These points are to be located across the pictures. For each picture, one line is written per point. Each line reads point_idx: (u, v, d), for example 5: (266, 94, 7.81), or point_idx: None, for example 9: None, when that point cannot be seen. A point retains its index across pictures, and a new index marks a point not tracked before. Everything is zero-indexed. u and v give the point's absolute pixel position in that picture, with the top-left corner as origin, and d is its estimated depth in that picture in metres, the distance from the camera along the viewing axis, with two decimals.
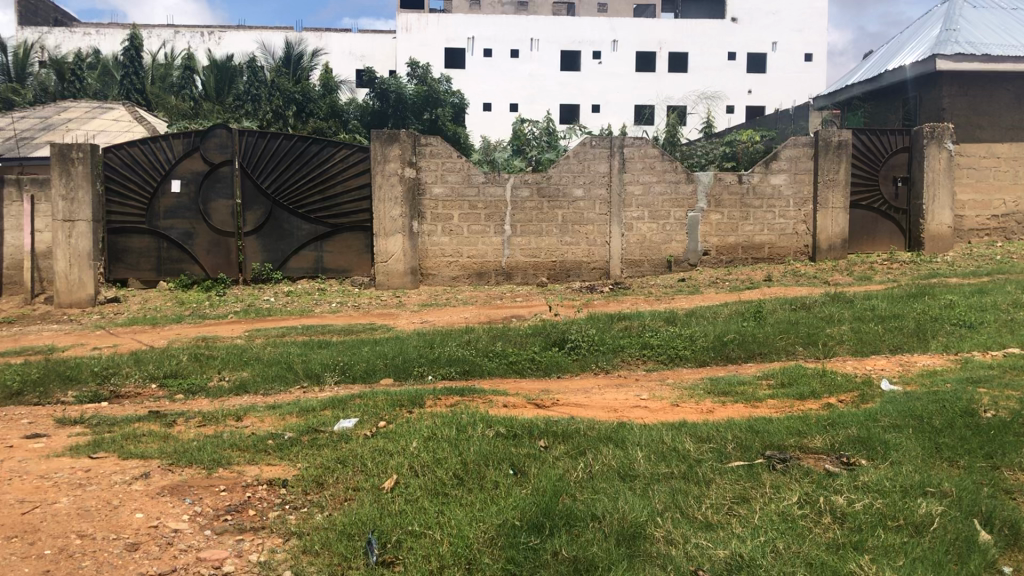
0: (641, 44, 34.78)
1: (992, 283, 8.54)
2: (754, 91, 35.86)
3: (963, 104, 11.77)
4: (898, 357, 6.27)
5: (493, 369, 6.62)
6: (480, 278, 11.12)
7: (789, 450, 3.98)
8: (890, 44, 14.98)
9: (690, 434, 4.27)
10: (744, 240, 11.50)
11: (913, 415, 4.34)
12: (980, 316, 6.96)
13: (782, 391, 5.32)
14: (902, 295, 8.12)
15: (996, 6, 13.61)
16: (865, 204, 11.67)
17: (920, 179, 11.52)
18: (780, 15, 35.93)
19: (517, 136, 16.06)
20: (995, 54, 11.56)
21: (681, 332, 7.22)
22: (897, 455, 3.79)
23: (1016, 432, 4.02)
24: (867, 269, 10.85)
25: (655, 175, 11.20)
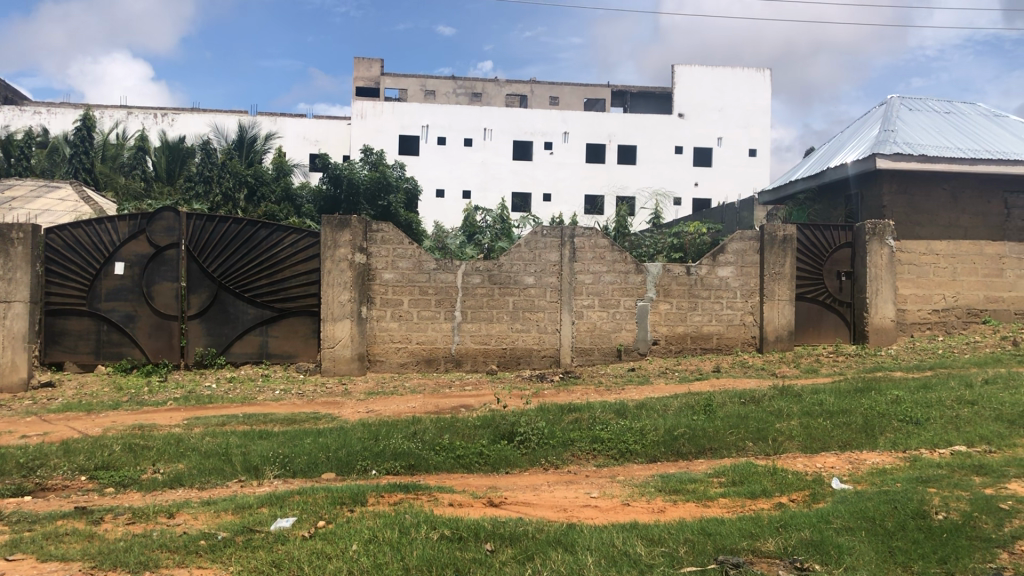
0: (592, 136, 35.53)
1: (936, 378, 8.62)
2: (701, 183, 36.76)
3: (902, 202, 12.12)
4: (848, 455, 6.23)
5: (439, 464, 6.44)
6: (428, 365, 10.94)
7: (741, 554, 3.88)
8: (832, 142, 15.50)
9: (641, 536, 4.15)
10: (693, 330, 11.55)
11: (864, 517, 4.27)
12: (927, 413, 6.97)
13: (733, 489, 5.23)
14: (849, 390, 8.14)
15: (929, 109, 14.21)
16: (810, 296, 11.83)
17: (862, 274, 11.75)
18: (725, 111, 37.39)
19: (469, 224, 16.11)
20: (931, 154, 11.99)
21: (631, 425, 7.12)
22: (850, 561, 3.71)
23: (968, 536, 3.97)
24: (813, 361, 10.94)
25: (605, 265, 11.27)
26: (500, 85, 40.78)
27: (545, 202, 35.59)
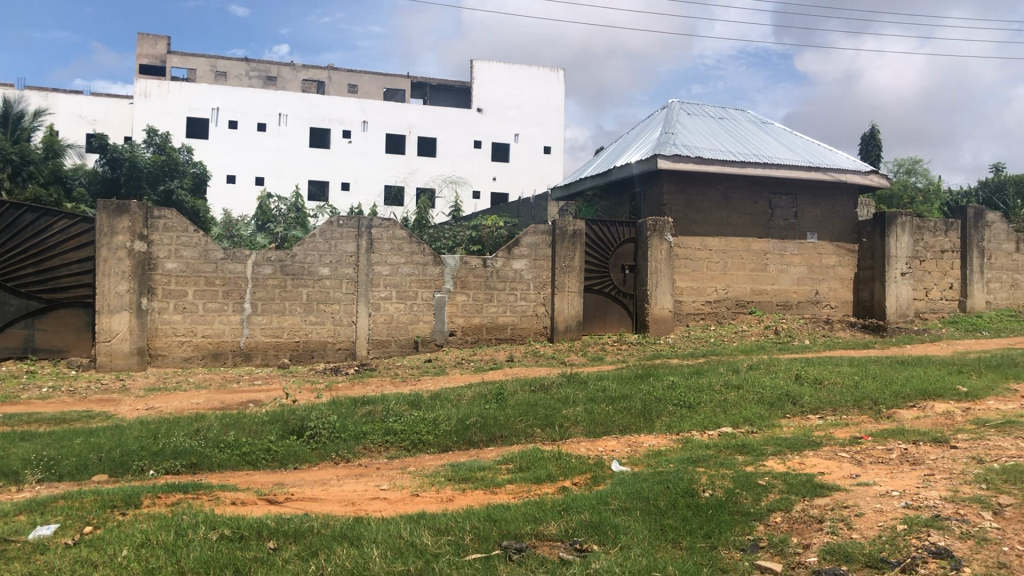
0: (391, 126, 35.30)
1: (708, 365, 9.22)
2: (499, 178, 37.59)
3: (680, 201, 12.87)
4: (627, 438, 6.55)
5: (223, 461, 6.19)
6: (215, 359, 10.46)
7: (525, 539, 3.98)
8: (619, 142, 16.22)
9: (428, 526, 4.17)
10: (488, 321, 11.73)
11: (640, 497, 4.50)
12: (699, 397, 7.44)
13: (520, 476, 5.36)
14: (630, 376, 8.55)
15: (705, 114, 15.18)
16: (597, 288, 12.34)
17: (644, 267, 12.38)
18: (521, 108, 38.24)
19: (261, 211, 15.55)
20: (706, 156, 12.81)
21: (423, 416, 7.11)
22: (625, 540, 3.90)
23: (731, 511, 4.28)
24: (600, 350, 11.41)
25: (402, 256, 11.24)
26: (296, 70, 39.64)
27: (343, 192, 35.02)
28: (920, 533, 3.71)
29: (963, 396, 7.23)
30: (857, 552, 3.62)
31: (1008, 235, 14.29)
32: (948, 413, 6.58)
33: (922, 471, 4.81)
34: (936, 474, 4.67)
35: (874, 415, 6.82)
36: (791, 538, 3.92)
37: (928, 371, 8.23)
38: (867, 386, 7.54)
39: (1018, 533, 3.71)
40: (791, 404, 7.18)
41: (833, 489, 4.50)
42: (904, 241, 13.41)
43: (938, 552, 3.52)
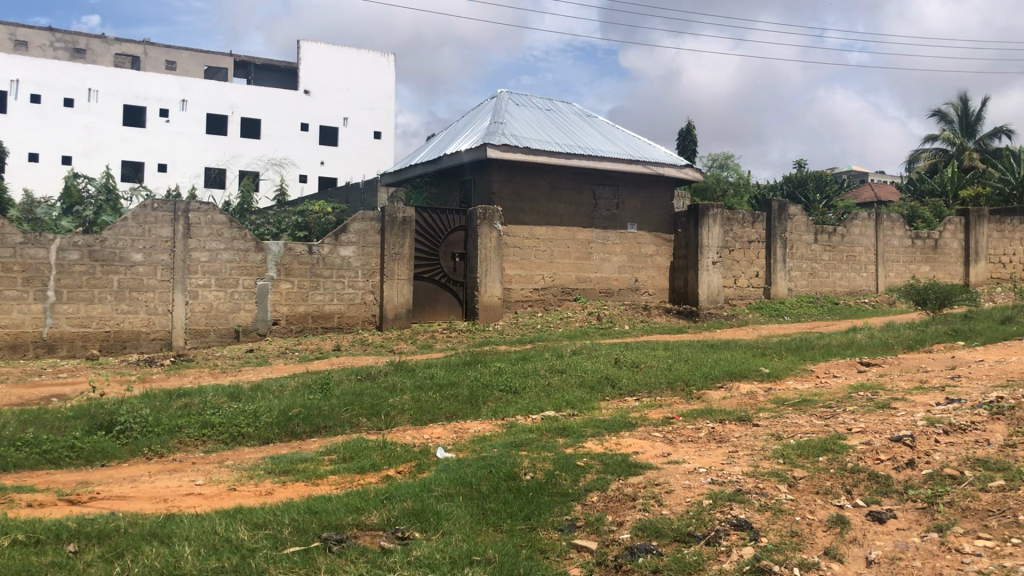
0: (212, 106, 33.83)
1: (533, 350, 9.42)
2: (327, 163, 36.92)
3: (509, 190, 13.05)
4: (453, 425, 6.59)
5: (21, 461, 5.76)
6: (13, 352, 9.70)
7: (346, 529, 3.93)
8: (449, 130, 16.25)
9: (244, 521, 4.04)
10: (314, 309, 11.47)
11: (462, 483, 4.54)
12: (524, 382, 7.59)
13: (343, 466, 5.29)
14: (457, 363, 8.62)
15: (533, 105, 15.45)
16: (426, 276, 12.33)
17: (474, 255, 12.47)
18: (351, 92, 37.59)
19: (67, 193, 14.53)
20: (533, 146, 13.04)
21: (244, 408, 6.88)
22: (447, 526, 3.93)
23: (550, 492, 4.39)
24: (428, 337, 11.41)
25: (223, 242, 10.82)
26: (107, 42, 37.23)
27: (159, 173, 33.27)
28: (723, 507, 3.94)
29: (765, 377, 7.75)
30: (666, 528, 3.80)
31: (808, 227, 15.26)
32: (752, 393, 7.02)
33: (727, 448, 5.11)
34: (739, 450, 4.97)
35: (687, 396, 7.18)
36: (606, 516, 4.07)
37: (736, 354, 8.75)
38: (681, 369, 7.93)
39: (809, 503, 4.01)
40: (611, 387, 7.44)
41: (646, 468, 4.71)
42: (715, 231, 14.14)
43: (739, 524, 3.75)
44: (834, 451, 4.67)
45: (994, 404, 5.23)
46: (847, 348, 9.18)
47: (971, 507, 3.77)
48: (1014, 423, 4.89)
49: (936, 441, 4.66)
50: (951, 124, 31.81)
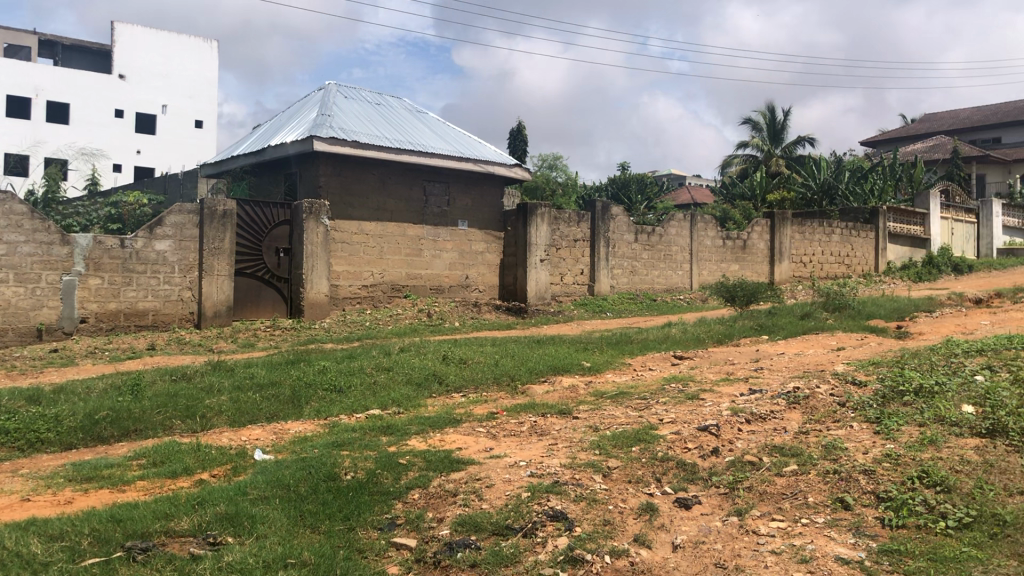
0: (13, 87, 31.08)
1: (359, 348, 9.31)
2: (143, 151, 35.09)
3: (337, 184, 12.83)
4: (273, 426, 6.39)
5: None
6: None
7: (152, 537, 3.74)
8: (274, 121, 15.77)
9: (38, 533, 3.76)
10: (126, 307, 10.85)
11: (280, 485, 4.41)
12: (348, 380, 7.47)
13: (153, 471, 5.02)
14: (280, 362, 8.38)
15: (362, 99, 15.24)
16: (249, 272, 11.93)
17: (300, 251, 12.16)
18: (170, 78, 35.85)
19: None
20: (362, 140, 12.88)
21: (44, 412, 6.39)
22: (262, 530, 3.81)
23: (370, 491, 4.34)
24: (251, 336, 11.04)
25: (22, 234, 10.08)
26: None
27: None
28: (541, 499, 4.02)
29: (586, 371, 7.99)
30: (484, 522, 3.84)
31: (629, 227, 15.84)
32: (573, 387, 7.21)
33: (548, 441, 5.23)
34: (559, 443, 5.10)
35: (511, 391, 7.29)
36: (426, 513, 4.07)
37: (559, 349, 8.97)
38: (506, 364, 8.04)
39: (621, 492, 4.17)
40: (437, 383, 7.45)
41: (467, 463, 4.74)
42: (542, 229, 14.43)
43: (555, 515, 3.84)
44: (646, 441, 4.87)
45: (790, 394, 5.61)
46: (663, 342, 9.60)
47: (767, 491, 4.03)
48: (807, 411, 5.27)
49: (738, 429, 4.96)
50: (760, 132, 33.90)
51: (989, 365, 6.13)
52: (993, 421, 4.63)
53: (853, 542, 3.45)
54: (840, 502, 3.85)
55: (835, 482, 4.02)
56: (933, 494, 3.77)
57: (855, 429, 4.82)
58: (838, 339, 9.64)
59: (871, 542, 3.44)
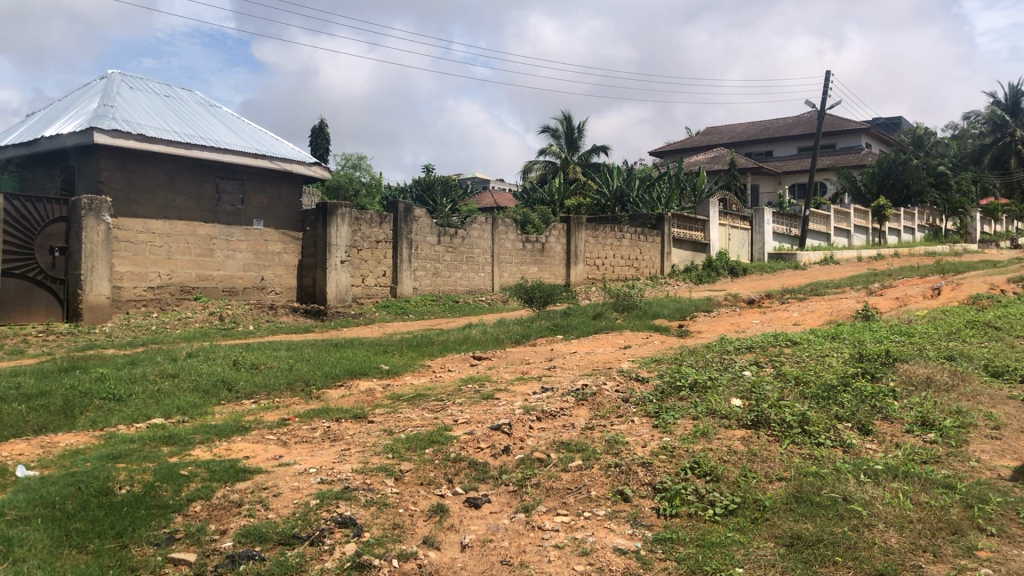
0: None
1: (143, 354, 8.79)
2: None
3: (119, 180, 12.05)
4: (41, 439, 5.89)
5: None
6: None
7: None
8: (49, 109, 14.59)
9: None
10: None
11: (43, 503, 4.05)
12: (129, 389, 7.01)
13: None
14: (51, 370, 7.75)
15: (149, 90, 14.40)
16: (19, 273, 11.00)
17: (77, 250, 11.31)
18: None
19: None
20: (148, 134, 12.17)
21: None
22: (20, 553, 3.49)
23: (147, 506, 4.07)
24: (19, 342, 10.15)
25: None
26: None
27: None
28: (330, 506, 3.94)
29: (384, 373, 7.93)
30: (271, 532, 3.70)
31: (431, 229, 15.89)
32: (370, 390, 7.13)
33: (340, 446, 5.13)
34: (352, 448, 5.03)
35: (305, 396, 7.10)
36: (208, 525, 3.88)
37: (357, 352, 8.85)
38: (301, 368, 7.83)
39: (412, 495, 4.15)
40: (227, 390, 7.14)
41: (254, 473, 4.57)
42: (343, 230, 14.20)
43: (343, 521, 3.77)
44: (439, 442, 4.89)
45: (579, 391, 5.81)
46: (462, 343, 9.68)
47: (553, 487, 4.15)
48: (594, 408, 5.49)
49: (530, 427, 5.08)
50: (558, 140, 34.98)
51: (757, 362, 6.63)
52: (757, 413, 5.02)
53: (630, 532, 3.62)
54: (620, 495, 4.03)
55: (616, 476, 4.21)
56: (703, 483, 4.03)
57: (636, 424, 5.07)
58: (627, 338, 10.11)
59: (647, 531, 3.63)
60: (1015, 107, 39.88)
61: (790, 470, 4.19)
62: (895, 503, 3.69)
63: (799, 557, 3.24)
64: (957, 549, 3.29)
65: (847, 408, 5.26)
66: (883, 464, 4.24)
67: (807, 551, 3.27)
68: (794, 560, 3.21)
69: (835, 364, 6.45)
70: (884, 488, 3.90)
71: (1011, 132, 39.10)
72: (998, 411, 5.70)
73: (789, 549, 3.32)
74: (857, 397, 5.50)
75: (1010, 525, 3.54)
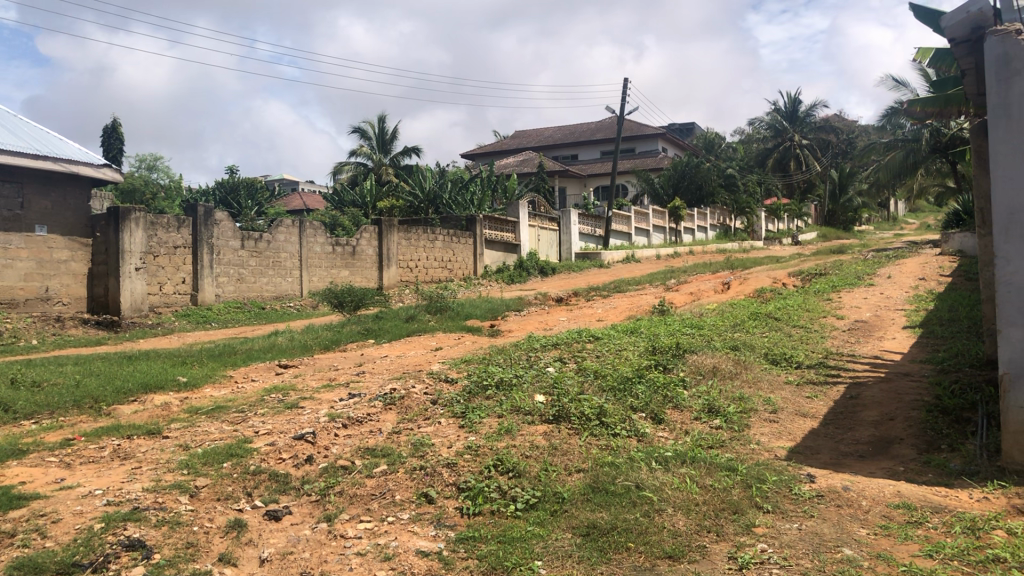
0: None
1: None
2: None
3: None
4: None
5: None
6: None
7: None
8: None
9: None
10: None
11: None
12: None
13: None
14: None
15: None
16: None
17: None
18: None
19: None
20: None
21: None
22: None
23: None
24: None
25: None
26: None
27: None
28: (116, 528, 3.66)
29: (182, 386, 7.53)
30: (47, 562, 3.33)
31: (234, 233, 15.31)
32: (166, 404, 6.74)
33: (130, 465, 4.82)
34: (143, 466, 4.73)
35: (94, 413, 6.62)
36: None
37: (152, 365, 8.36)
38: (89, 385, 7.30)
39: (208, 511, 3.95)
40: (1, 411, 6.53)
41: (31, 499, 4.18)
42: (137, 235, 13.44)
43: (131, 544, 3.52)
44: (238, 455, 4.69)
45: (387, 395, 5.74)
46: (267, 352, 9.36)
47: (356, 494, 4.09)
48: (402, 412, 5.44)
49: (334, 435, 4.97)
50: (369, 142, 34.62)
51: (560, 358, 6.83)
52: (559, 408, 5.16)
53: (433, 534, 3.62)
54: (424, 497, 4.03)
55: (420, 479, 4.20)
56: (505, 479, 4.10)
57: (442, 425, 5.08)
58: (438, 340, 10.12)
59: (449, 532, 3.65)
60: (795, 114, 42.16)
61: (588, 461, 4.34)
62: (683, 487, 3.90)
63: (594, 546, 3.35)
64: (738, 527, 3.52)
65: (641, 398, 5.51)
66: (672, 451, 4.48)
67: (602, 539, 3.39)
68: (590, 549, 3.31)
69: (631, 358, 6.75)
70: (673, 474, 4.11)
71: (790, 137, 42.36)
72: (776, 395, 6.17)
73: (585, 538, 3.42)
74: (651, 388, 5.78)
75: (783, 502, 3.83)
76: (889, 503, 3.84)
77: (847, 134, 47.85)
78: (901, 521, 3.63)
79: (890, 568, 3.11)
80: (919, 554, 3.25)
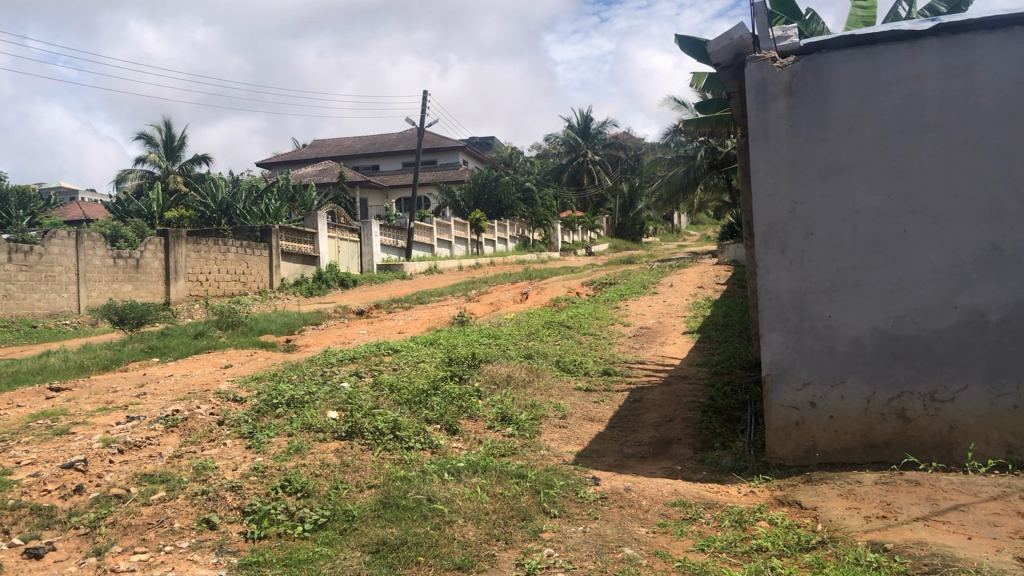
0: None
1: None
2: None
3: None
4: None
5: None
6: None
7: None
8: None
9: None
10: None
11: None
12: None
13: None
14: None
15: None
16: None
17: None
18: None
19: None
20: None
21: None
22: None
23: None
24: None
25: None
26: None
27: None
28: None
29: None
30: None
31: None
32: None
33: None
34: None
35: None
36: None
37: None
38: None
39: None
40: None
41: None
42: None
43: None
44: None
45: (168, 417, 5.40)
46: (37, 374, 8.62)
47: (130, 524, 3.82)
48: (184, 434, 5.15)
49: (109, 461, 4.62)
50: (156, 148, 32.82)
51: (355, 372, 6.71)
52: (351, 424, 5.06)
53: (214, 561, 3.45)
54: (205, 523, 3.83)
55: (201, 504, 3.99)
56: (294, 501, 3.98)
57: (227, 447, 4.85)
58: (229, 357, 9.71)
59: (232, 558, 3.49)
60: (587, 131, 44.21)
61: (380, 477, 4.29)
62: (472, 497, 3.93)
63: (382, 562, 3.30)
64: (525, 534, 3.58)
65: (435, 410, 5.52)
66: (465, 461, 4.51)
67: (391, 555, 3.35)
68: (379, 566, 3.26)
69: (428, 369, 6.73)
70: (464, 484, 4.13)
71: (583, 153, 44.18)
72: (565, 401, 6.35)
73: (374, 555, 3.37)
74: (445, 399, 5.79)
75: (570, 505, 3.95)
76: (666, 502, 4.04)
77: (636, 151, 50.46)
78: (677, 518, 3.83)
79: (666, 564, 3.27)
80: (692, 549, 3.43)
